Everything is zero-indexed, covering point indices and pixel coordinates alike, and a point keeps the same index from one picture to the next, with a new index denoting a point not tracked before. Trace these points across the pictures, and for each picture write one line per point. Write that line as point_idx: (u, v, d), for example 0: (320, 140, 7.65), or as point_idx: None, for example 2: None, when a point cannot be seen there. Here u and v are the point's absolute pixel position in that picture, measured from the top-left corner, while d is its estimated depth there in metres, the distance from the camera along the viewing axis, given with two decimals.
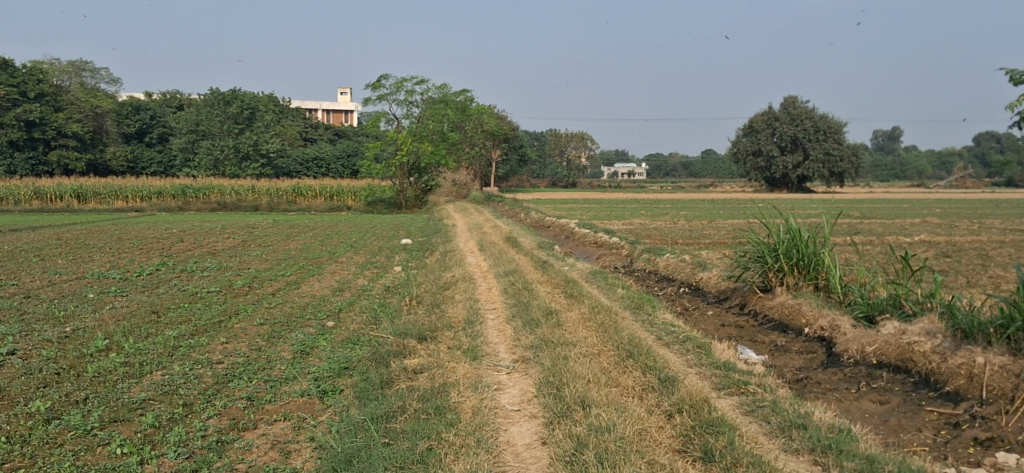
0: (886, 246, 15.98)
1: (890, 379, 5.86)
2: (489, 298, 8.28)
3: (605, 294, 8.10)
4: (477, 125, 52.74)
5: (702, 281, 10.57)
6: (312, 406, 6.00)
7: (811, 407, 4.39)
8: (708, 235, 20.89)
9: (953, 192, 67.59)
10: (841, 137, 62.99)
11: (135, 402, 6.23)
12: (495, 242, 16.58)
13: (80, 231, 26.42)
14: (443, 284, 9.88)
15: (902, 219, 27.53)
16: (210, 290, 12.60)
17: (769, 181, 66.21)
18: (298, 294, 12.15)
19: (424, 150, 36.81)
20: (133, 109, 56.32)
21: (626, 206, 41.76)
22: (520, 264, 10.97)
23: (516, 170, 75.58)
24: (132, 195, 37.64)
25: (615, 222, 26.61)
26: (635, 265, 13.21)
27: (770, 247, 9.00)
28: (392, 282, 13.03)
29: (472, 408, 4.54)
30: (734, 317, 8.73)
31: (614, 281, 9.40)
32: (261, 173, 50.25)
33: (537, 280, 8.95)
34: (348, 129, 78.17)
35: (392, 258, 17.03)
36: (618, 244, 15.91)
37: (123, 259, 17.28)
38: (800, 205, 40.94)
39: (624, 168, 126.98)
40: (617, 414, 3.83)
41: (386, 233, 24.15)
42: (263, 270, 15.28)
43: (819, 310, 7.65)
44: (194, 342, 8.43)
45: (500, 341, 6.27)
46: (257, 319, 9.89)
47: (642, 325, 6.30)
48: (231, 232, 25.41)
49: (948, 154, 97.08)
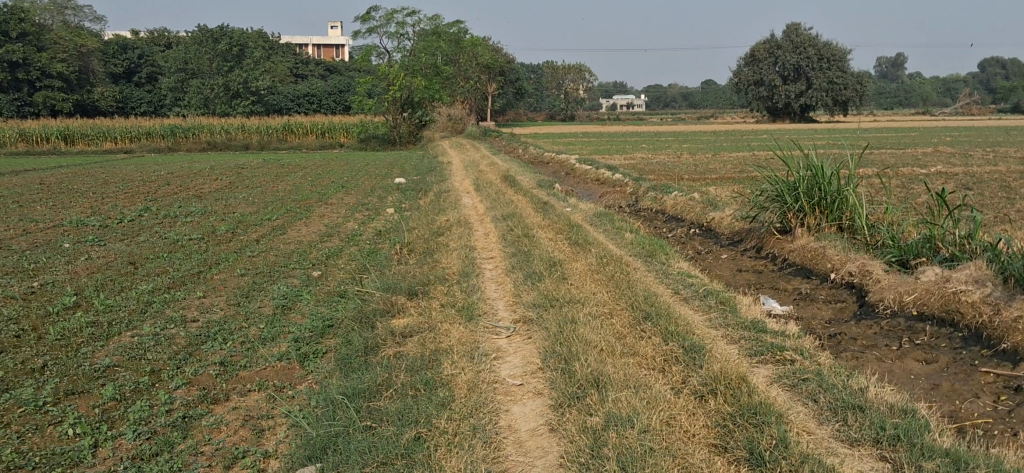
0: (904, 178, 15.27)
1: (933, 334, 5.28)
2: (486, 246, 7.65)
3: (612, 240, 7.48)
4: (471, 58, 51.44)
5: (713, 222, 9.97)
6: (291, 373, 5.45)
7: (858, 376, 3.79)
8: (716, 169, 20.14)
9: (958, 119, 66.51)
10: (845, 64, 61.60)
11: (97, 369, 5.57)
12: (493, 180, 15.87)
13: (64, 175, 25.67)
14: (438, 229, 9.26)
15: (912, 149, 26.78)
16: (193, 237, 11.95)
17: (771, 111, 65.14)
18: (284, 240, 11.54)
19: (418, 85, 35.80)
20: (119, 48, 54.98)
21: (626, 139, 40.89)
22: (519, 206, 10.29)
23: (513, 104, 74.37)
24: (121, 136, 36.75)
25: (617, 157, 25.83)
26: (640, 204, 12.53)
27: (788, 186, 8.35)
28: (384, 226, 12.40)
29: (467, 382, 3.93)
30: (750, 261, 8.14)
31: (620, 224, 8.77)
32: (253, 111, 49.01)
33: (537, 225, 8.32)
34: (340, 64, 76.64)
35: (385, 198, 16.37)
36: (622, 181, 15.19)
37: (106, 204, 16.61)
38: (806, 136, 40.09)
39: (623, 100, 125.35)
40: (640, 398, 3.22)
41: (379, 172, 23.48)
42: (249, 214, 14.64)
43: (846, 254, 7.04)
44: (168, 298, 7.81)
45: (499, 297, 5.66)
46: (238, 269, 9.32)
47: (656, 277, 5.69)
48: (220, 173, 24.68)
49: (953, 80, 95.50)
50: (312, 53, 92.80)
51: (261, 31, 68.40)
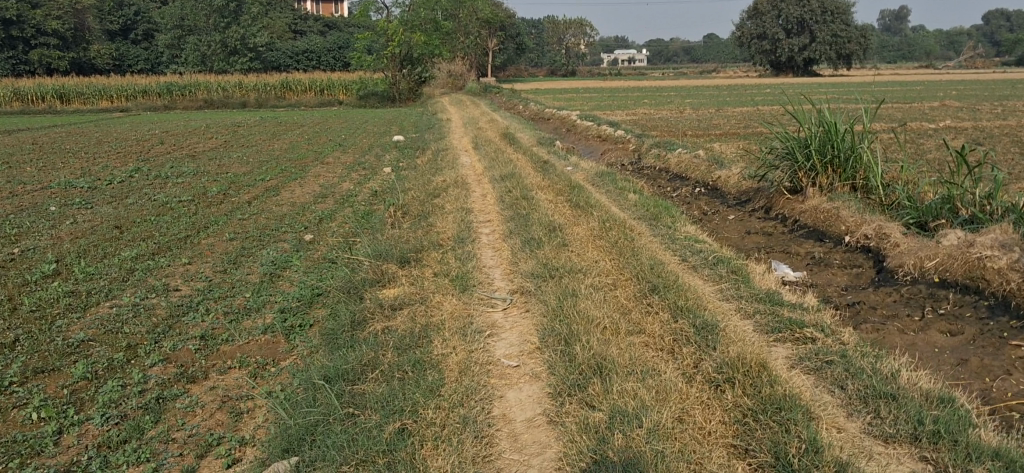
0: (914, 134, 14.85)
1: (958, 302, 4.95)
2: (483, 209, 7.29)
3: (614, 202, 7.13)
4: (470, 13, 50.58)
5: (719, 181, 9.58)
6: (275, 348, 5.15)
7: (885, 357, 3.48)
8: (720, 125, 19.71)
9: (963, 72, 65.64)
10: (850, 18, 60.52)
11: (71, 344, 5.26)
12: (492, 138, 15.46)
13: (57, 134, 25.25)
14: (434, 190, 8.88)
15: (920, 103, 26.27)
16: (183, 199, 11.60)
17: (774, 66, 64.28)
18: (277, 201, 11.19)
19: (417, 40, 35.14)
20: (115, 5, 54.10)
21: (628, 95, 40.29)
22: (518, 165, 9.92)
23: (514, 59, 73.41)
24: (116, 95, 36.19)
25: (618, 113, 25.39)
26: (643, 162, 12.14)
27: (800, 142, 7.95)
28: (380, 186, 12.04)
29: (458, 364, 3.60)
30: (759, 224, 7.77)
31: (624, 185, 8.38)
32: (251, 68, 48.32)
33: (536, 185, 7.95)
34: (338, 20, 75.53)
35: (382, 157, 15.98)
36: (624, 138, 14.78)
37: (97, 165, 16.21)
38: (810, 90, 39.50)
39: (624, 54, 123.87)
40: (652, 392, 2.90)
41: (378, 130, 23.03)
42: (242, 174, 14.26)
43: (861, 216, 6.68)
44: (151, 265, 7.48)
45: (496, 265, 5.32)
46: (227, 234, 8.97)
47: (663, 243, 5.33)
48: (215, 132, 24.27)
49: (957, 33, 94.23)
50: (310, 9, 91.49)
51: None
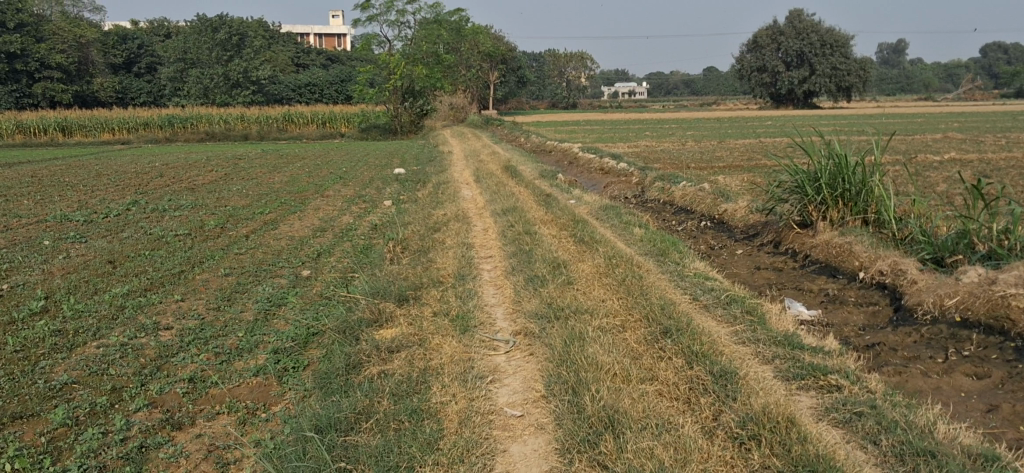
0: (920, 166, 14.68)
1: (982, 343, 4.71)
2: (485, 244, 7.09)
3: (619, 236, 6.93)
4: (472, 46, 50.80)
5: (726, 214, 9.39)
6: (266, 391, 4.92)
7: (914, 406, 3.26)
8: (723, 157, 19.55)
9: (963, 104, 65.80)
10: (850, 50, 60.72)
11: (53, 387, 5.02)
12: (494, 171, 15.31)
13: (57, 166, 25.13)
14: (434, 224, 8.67)
15: (922, 135, 26.15)
16: (179, 233, 11.40)
17: (774, 98, 64.45)
18: (275, 235, 11.00)
19: (418, 73, 35.20)
20: (119, 38, 54.35)
21: (629, 127, 40.26)
22: (520, 199, 9.74)
23: (515, 92, 73.64)
24: (118, 127, 36.19)
25: (620, 145, 25.30)
26: (647, 195, 11.96)
27: (809, 176, 7.75)
28: (380, 219, 11.84)
29: (459, 413, 3.37)
30: (768, 259, 7.55)
31: (628, 218, 8.17)
32: (253, 101, 48.43)
33: (540, 220, 7.75)
34: (341, 53, 75.88)
35: (383, 190, 15.81)
36: (626, 171, 14.62)
37: (94, 198, 16.03)
38: (811, 122, 39.47)
39: (625, 87, 124.42)
40: (671, 455, 2.68)
41: (379, 162, 22.91)
42: (240, 207, 14.08)
43: (876, 251, 6.45)
44: (142, 302, 7.26)
45: (498, 304, 5.10)
46: (222, 269, 8.76)
47: (671, 280, 5.12)
48: (215, 164, 24.15)
49: (955, 65, 94.70)
50: (313, 43, 92.07)
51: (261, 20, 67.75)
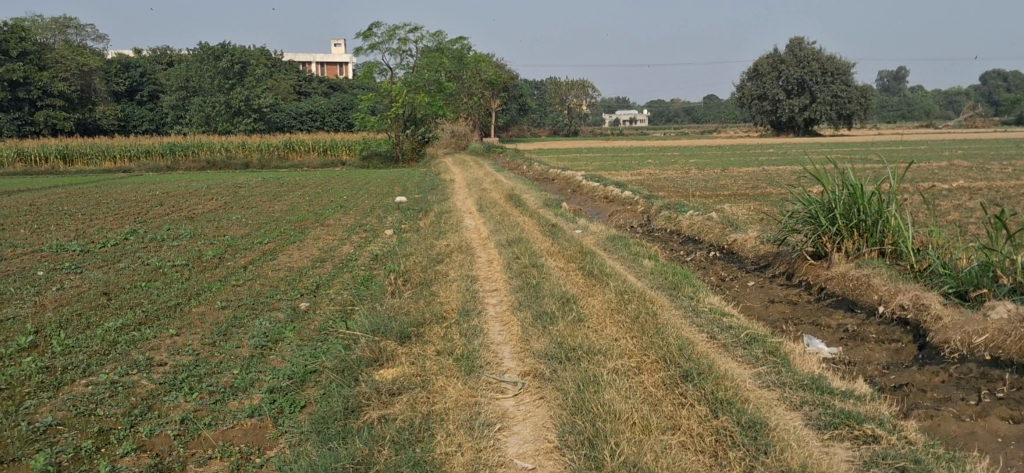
0: (929, 194, 14.49)
1: (1017, 383, 4.47)
2: (490, 277, 6.88)
3: (627, 268, 6.72)
4: (473, 74, 50.88)
5: (735, 243, 9.17)
6: (262, 434, 4.67)
7: (958, 459, 3.02)
8: (728, 185, 19.38)
9: (964, 132, 65.76)
10: (850, 78, 60.79)
11: (37, 430, 4.77)
12: (497, 199, 15.12)
13: (57, 195, 24.95)
14: (436, 256, 8.46)
15: (927, 163, 25.97)
16: (177, 264, 11.16)
17: (775, 125, 64.48)
18: (274, 266, 10.78)
19: (420, 101, 35.16)
20: (121, 66, 54.47)
21: (631, 154, 40.16)
22: (525, 229, 9.54)
23: (517, 120, 73.74)
24: (119, 155, 36.10)
25: (624, 173, 25.13)
26: (653, 224, 11.76)
27: (823, 205, 7.53)
28: (381, 249, 11.64)
29: (467, 465, 3.13)
30: (782, 291, 7.31)
31: (637, 249, 7.95)
32: (255, 128, 48.44)
33: (546, 251, 7.54)
34: (342, 81, 76.10)
35: (384, 219, 15.62)
36: (631, 199, 14.44)
37: (92, 227, 15.82)
38: (814, 149, 39.36)
39: (626, 115, 124.77)
40: None
41: (380, 190, 22.76)
42: (239, 237, 13.87)
43: (896, 285, 6.22)
44: (135, 337, 7.00)
45: (505, 342, 4.86)
46: (218, 302, 8.52)
47: (686, 318, 4.89)
48: (216, 192, 24.02)
49: (954, 92, 94.93)
50: (315, 71, 92.45)
51: (264, 48, 68.00)
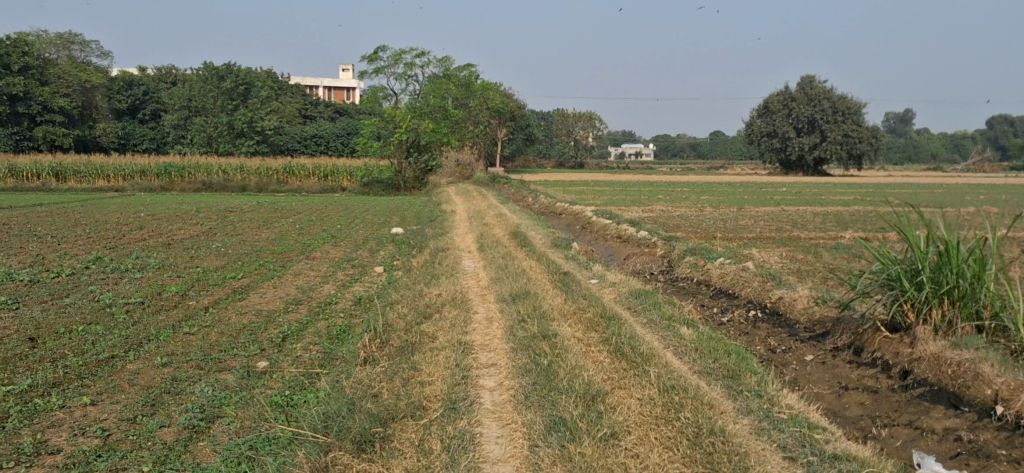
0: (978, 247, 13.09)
1: None
2: (488, 347, 5.42)
3: (663, 342, 5.26)
4: (480, 102, 49.80)
5: (782, 302, 7.72)
6: None
7: None
8: (749, 226, 18.01)
9: (976, 175, 64.40)
10: (862, 117, 59.44)
11: None
12: (500, 237, 13.73)
13: (36, 213, 23.52)
14: (426, 307, 7.05)
15: (953, 207, 24.52)
16: (130, 302, 9.69)
17: (785, 164, 63.36)
18: (239, 309, 9.30)
19: (425, 127, 34.00)
20: (124, 84, 53.34)
21: (640, 189, 38.85)
22: (532, 278, 8.11)
23: (523, 150, 72.73)
24: (113, 174, 34.74)
25: (635, 209, 23.75)
26: (677, 271, 10.35)
27: (902, 264, 6.06)
28: (366, 291, 10.21)
29: None
30: (853, 372, 5.86)
31: (669, 310, 6.50)
32: (257, 151, 47.35)
33: (560, 313, 6.10)
34: (348, 106, 75.10)
35: (376, 253, 14.21)
36: (649, 240, 13.07)
37: (54, 253, 14.34)
38: (827, 190, 37.93)
39: (632, 149, 124.27)
40: None
41: (377, 220, 21.41)
42: (211, 270, 12.42)
43: (1015, 376, 4.77)
44: (37, 406, 5.53)
45: (505, 461, 3.39)
46: (163, 356, 7.06)
47: (762, 440, 3.45)
48: (204, 216, 22.66)
49: (964, 136, 93.57)
50: (322, 95, 91.48)
51: (270, 70, 67.09)
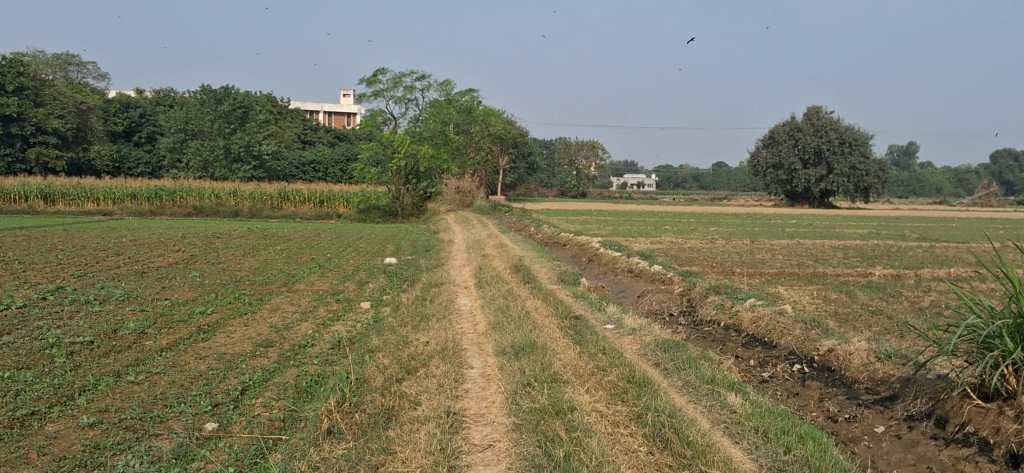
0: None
1: None
2: (485, 419, 4.23)
3: (710, 418, 4.09)
4: (481, 128, 48.91)
5: (834, 356, 6.52)
6: None
7: None
8: (766, 260, 16.82)
9: (982, 210, 63.34)
10: (867, 150, 58.29)
11: None
12: (501, 271, 12.56)
13: (13, 237, 22.30)
14: (410, 360, 5.85)
15: (975, 243, 23.30)
16: (78, 341, 8.46)
17: (789, 196, 62.26)
18: (199, 352, 8.08)
19: (424, 153, 33.02)
20: (121, 106, 52.48)
21: (645, 219, 37.68)
22: (538, 324, 6.92)
23: (525, 179, 71.78)
24: (104, 197, 33.58)
25: (642, 240, 22.61)
26: (699, 313, 9.17)
27: (999, 316, 4.84)
28: (349, 332, 9.01)
29: None
30: (945, 452, 4.66)
31: (708, 369, 5.29)
32: (254, 176, 46.34)
33: (574, 374, 4.93)
34: (349, 132, 74.22)
35: (364, 285, 13.01)
36: (664, 275, 11.91)
37: (13, 281, 13.09)
38: (835, 222, 36.76)
39: (633, 179, 123.45)
40: None
41: (371, 249, 20.24)
42: (179, 304, 11.20)
43: None
44: None
45: None
46: (94, 414, 5.82)
47: None
48: (190, 242, 21.50)
49: (965, 170, 92.46)
50: (322, 120, 90.70)
51: (270, 95, 66.34)
